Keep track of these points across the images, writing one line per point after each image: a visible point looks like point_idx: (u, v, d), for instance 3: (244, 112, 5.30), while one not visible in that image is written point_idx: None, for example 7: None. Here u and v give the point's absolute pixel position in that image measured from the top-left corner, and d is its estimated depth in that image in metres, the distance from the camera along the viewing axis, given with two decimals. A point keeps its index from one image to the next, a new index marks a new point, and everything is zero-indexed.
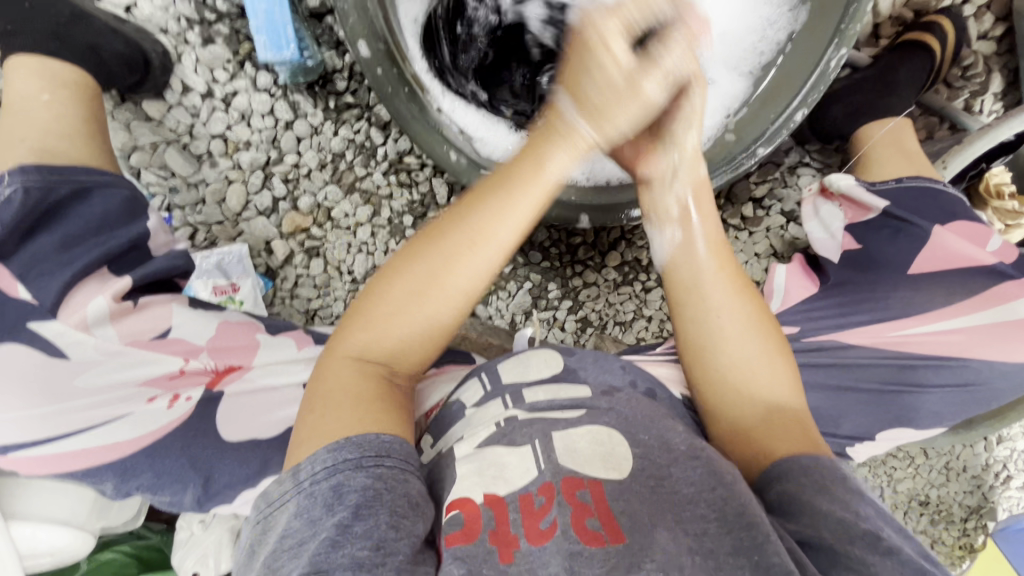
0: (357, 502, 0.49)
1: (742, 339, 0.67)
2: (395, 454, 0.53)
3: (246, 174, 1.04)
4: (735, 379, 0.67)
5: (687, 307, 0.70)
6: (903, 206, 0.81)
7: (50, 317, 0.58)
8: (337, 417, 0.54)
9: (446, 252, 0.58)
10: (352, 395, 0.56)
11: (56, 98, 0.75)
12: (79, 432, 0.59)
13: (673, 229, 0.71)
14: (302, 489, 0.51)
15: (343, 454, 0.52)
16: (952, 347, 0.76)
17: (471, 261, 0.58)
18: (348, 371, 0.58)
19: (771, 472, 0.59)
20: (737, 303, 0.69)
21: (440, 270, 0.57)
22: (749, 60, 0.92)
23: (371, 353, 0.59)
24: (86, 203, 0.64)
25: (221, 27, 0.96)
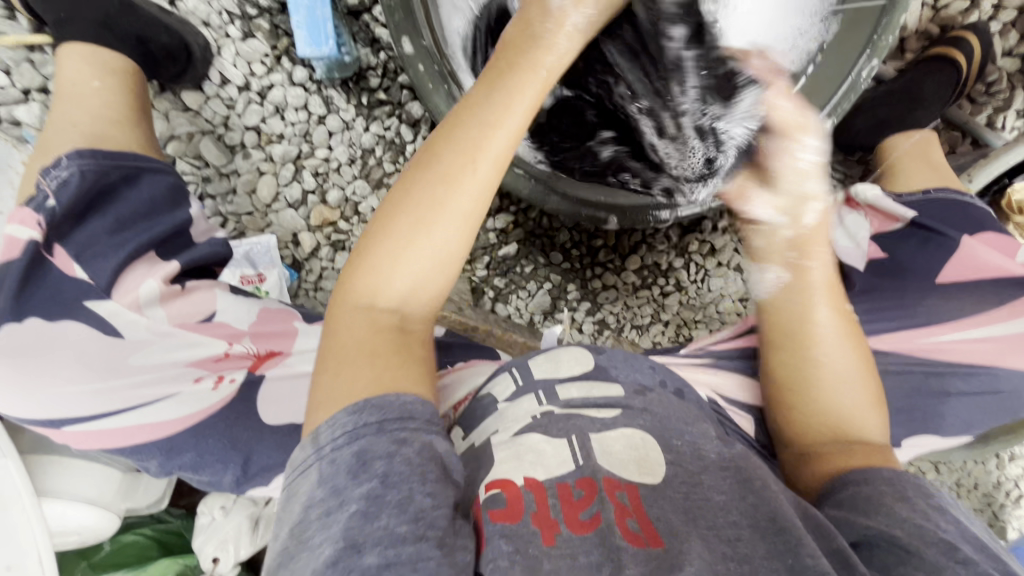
0: (383, 470, 0.48)
1: (851, 383, 0.66)
2: (421, 416, 0.52)
3: (278, 166, 1.06)
4: (835, 421, 0.66)
5: (793, 337, 0.68)
6: (931, 216, 0.83)
7: (106, 297, 0.61)
8: (359, 376, 0.53)
9: (439, 174, 0.57)
10: (366, 343, 0.56)
11: (106, 85, 0.77)
12: (133, 407, 0.61)
13: (780, 272, 0.70)
14: (323, 455, 0.50)
15: (363, 418, 0.51)
16: (981, 355, 0.76)
17: (465, 171, 0.58)
18: (360, 321, 0.57)
19: (845, 477, 0.60)
20: (849, 350, 0.68)
21: (426, 206, 0.57)
22: None
23: (380, 303, 0.58)
24: (135, 188, 0.67)
25: (262, 22, 0.98)
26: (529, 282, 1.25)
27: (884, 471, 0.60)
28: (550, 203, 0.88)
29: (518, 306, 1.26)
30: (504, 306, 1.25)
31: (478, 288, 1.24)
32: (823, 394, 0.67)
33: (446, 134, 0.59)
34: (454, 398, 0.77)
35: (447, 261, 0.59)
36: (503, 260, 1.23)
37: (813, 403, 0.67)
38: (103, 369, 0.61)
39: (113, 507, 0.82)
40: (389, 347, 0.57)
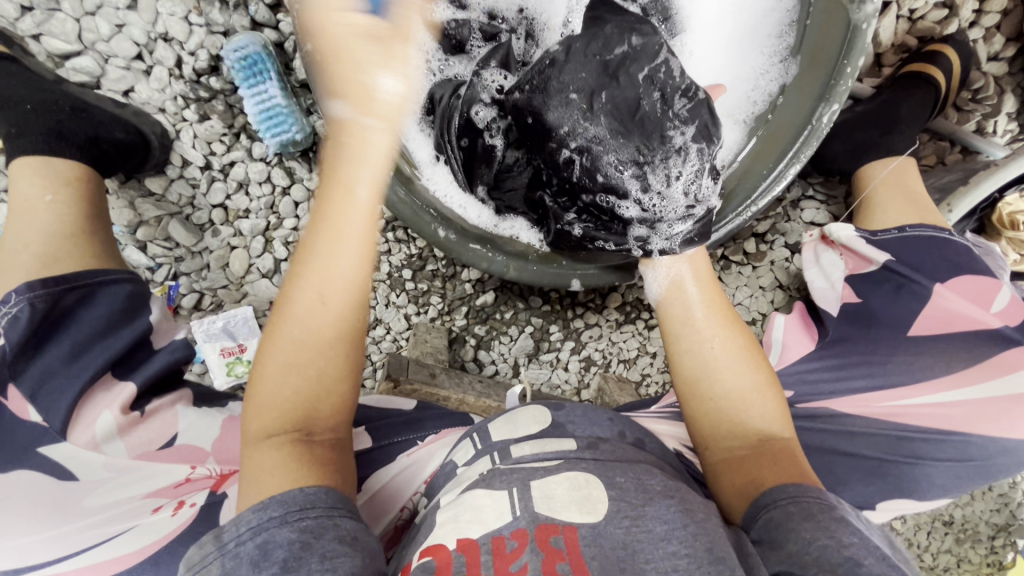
0: (285, 557, 0.46)
1: (733, 368, 0.72)
2: (321, 503, 0.51)
3: (248, 240, 1.06)
4: (728, 409, 0.71)
5: (682, 339, 0.76)
6: (905, 261, 0.80)
7: (61, 439, 0.64)
8: (262, 488, 0.52)
9: (308, 287, 0.60)
10: (268, 460, 0.54)
11: (58, 197, 0.79)
12: (78, 552, 0.55)
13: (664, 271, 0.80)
14: (228, 552, 0.47)
15: (271, 513, 0.49)
16: (950, 420, 0.71)
17: (334, 273, 0.60)
18: (268, 443, 0.56)
19: (760, 502, 0.60)
20: (726, 333, 0.75)
21: (309, 322, 0.60)
22: (742, 109, 0.91)
23: (282, 414, 0.58)
24: (92, 306, 0.72)
25: (216, 104, 0.96)
26: (510, 327, 1.25)
27: (794, 488, 0.60)
28: (511, 273, 0.89)
29: (500, 352, 1.25)
30: (486, 352, 1.25)
31: (458, 335, 1.24)
32: (719, 394, 0.72)
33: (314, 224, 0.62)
34: (425, 470, 0.77)
35: (324, 344, 0.60)
36: (482, 308, 1.22)
37: (712, 403, 0.72)
38: (55, 513, 0.58)
39: None
40: (288, 454, 0.55)
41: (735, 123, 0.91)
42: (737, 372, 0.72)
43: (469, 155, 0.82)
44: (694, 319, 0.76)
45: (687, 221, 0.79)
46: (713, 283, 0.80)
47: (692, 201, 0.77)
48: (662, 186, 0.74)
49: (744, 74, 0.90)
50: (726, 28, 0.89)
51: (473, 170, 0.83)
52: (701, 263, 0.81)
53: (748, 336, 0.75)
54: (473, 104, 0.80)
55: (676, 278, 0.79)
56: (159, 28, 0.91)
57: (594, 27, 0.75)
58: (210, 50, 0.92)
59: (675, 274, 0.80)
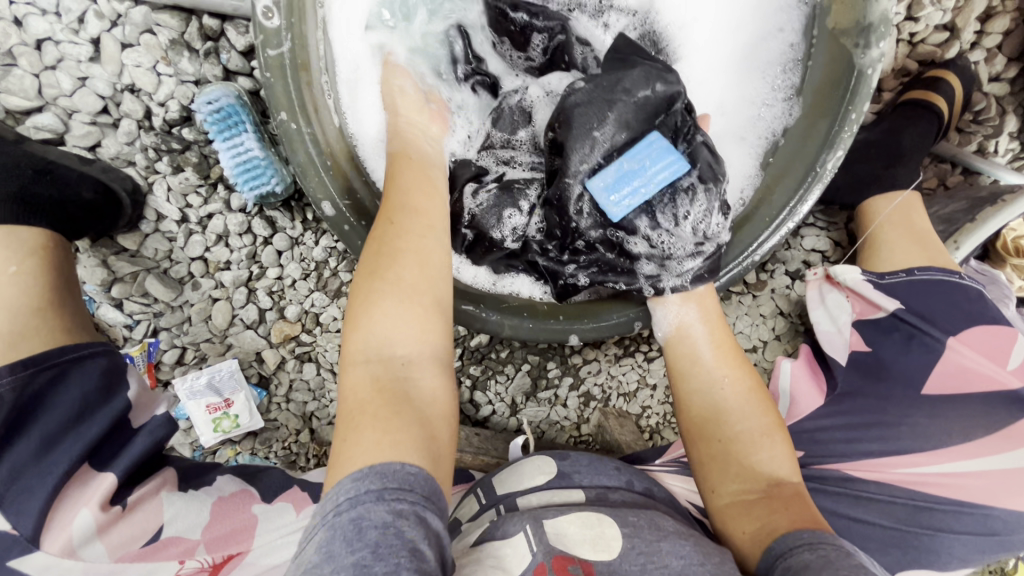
0: (377, 540, 0.47)
1: (744, 409, 0.72)
2: (418, 488, 0.52)
3: (230, 291, 1.02)
4: (740, 451, 0.70)
5: (692, 378, 0.75)
6: (915, 308, 0.78)
7: (34, 549, 0.58)
8: (364, 444, 0.55)
9: (402, 249, 0.65)
10: (369, 405, 0.58)
11: (24, 268, 0.74)
12: None
13: (677, 308, 0.77)
14: (328, 521, 0.50)
15: (367, 485, 0.51)
16: (978, 494, 0.67)
17: (427, 244, 0.66)
18: (368, 377, 0.60)
19: (773, 552, 0.59)
20: (737, 375, 0.75)
21: (406, 273, 0.64)
22: (753, 129, 0.84)
23: (383, 352, 0.62)
24: (63, 390, 0.67)
25: (189, 155, 0.91)
26: (507, 366, 1.21)
27: (807, 533, 0.59)
28: (505, 331, 0.84)
29: (497, 392, 1.22)
30: (483, 393, 1.22)
31: (453, 377, 1.20)
32: (729, 436, 0.71)
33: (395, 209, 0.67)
34: None
35: (421, 303, 0.64)
36: (477, 347, 1.19)
37: (721, 443, 0.71)
38: None
39: None
40: (387, 408, 0.58)
41: (745, 144, 0.84)
42: (747, 414, 0.72)
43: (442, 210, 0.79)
44: (705, 361, 0.75)
45: (694, 260, 0.74)
46: (722, 321, 0.78)
47: (701, 239, 0.72)
48: (670, 225, 0.70)
49: (748, 97, 0.84)
50: (724, 51, 0.83)
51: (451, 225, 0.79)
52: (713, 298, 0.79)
53: (755, 377, 0.75)
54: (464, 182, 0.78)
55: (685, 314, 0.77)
56: (125, 79, 0.86)
57: (622, 68, 0.71)
58: (181, 100, 0.88)
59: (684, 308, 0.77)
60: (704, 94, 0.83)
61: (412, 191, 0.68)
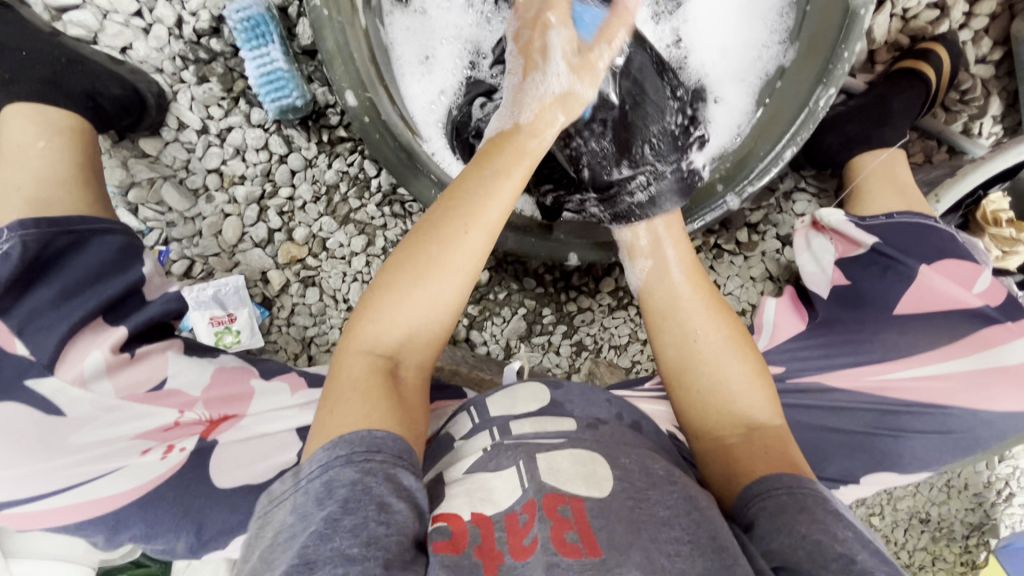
0: (345, 496, 0.53)
1: (719, 361, 0.69)
2: (387, 449, 0.56)
3: (242, 208, 1.05)
4: (716, 408, 0.68)
5: (666, 329, 0.73)
6: (893, 245, 0.81)
7: (49, 373, 0.62)
8: (348, 413, 0.58)
9: (439, 247, 0.63)
10: (360, 387, 0.61)
11: (52, 144, 0.76)
12: (69, 488, 0.60)
13: (644, 259, 0.77)
14: (299, 487, 0.55)
15: (337, 451, 0.56)
16: (935, 393, 0.75)
17: (469, 248, 0.63)
18: (361, 364, 0.63)
19: (750, 490, 0.60)
20: (713, 322, 0.72)
21: (434, 273, 0.63)
22: (754, 70, 0.91)
23: (381, 345, 0.64)
24: (84, 254, 0.68)
25: (215, 66, 0.96)
26: (503, 308, 1.25)
27: (785, 477, 0.60)
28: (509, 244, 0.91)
29: (492, 333, 1.26)
30: (479, 333, 1.26)
31: None
32: (705, 386, 0.69)
33: (445, 206, 0.65)
34: None
35: (445, 308, 0.65)
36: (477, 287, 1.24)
37: (698, 395, 0.69)
38: (45, 451, 0.60)
39: (86, 560, 0.82)
40: (374, 387, 0.62)
41: (744, 85, 0.92)
42: (723, 363, 0.69)
43: (455, 124, 0.84)
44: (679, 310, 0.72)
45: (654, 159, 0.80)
46: (694, 265, 0.76)
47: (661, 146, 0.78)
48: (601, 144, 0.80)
49: (749, 42, 0.91)
50: None
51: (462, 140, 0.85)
52: (684, 243, 0.77)
53: (733, 323, 0.72)
54: (475, 96, 0.84)
55: (655, 258, 0.76)
56: None
57: None
58: (212, 10, 0.94)
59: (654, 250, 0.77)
60: (704, 40, 0.92)
61: (478, 205, 0.63)
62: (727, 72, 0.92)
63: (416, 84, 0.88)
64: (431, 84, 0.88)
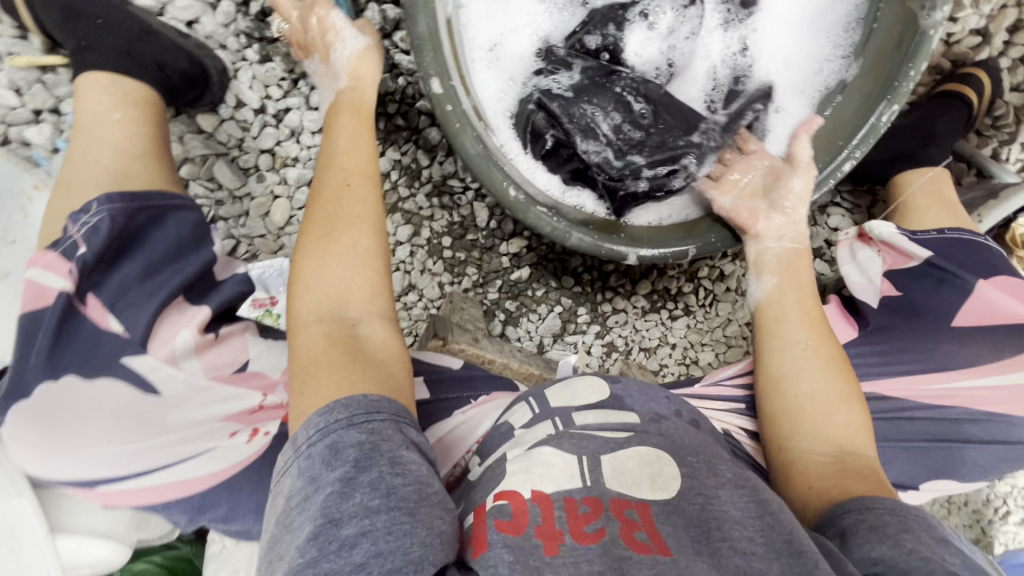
0: (356, 457, 0.52)
1: (820, 373, 0.75)
2: (385, 410, 0.56)
3: (292, 189, 1.04)
4: (809, 415, 0.72)
5: (775, 335, 0.80)
6: (946, 257, 0.84)
7: (142, 351, 0.59)
8: (321, 382, 0.58)
9: (323, 221, 0.69)
10: (323, 356, 0.61)
11: (127, 116, 0.75)
12: (157, 470, 0.56)
13: (770, 277, 0.86)
14: (301, 452, 0.53)
15: (335, 416, 0.55)
16: (998, 404, 0.79)
17: (358, 194, 0.71)
18: (317, 338, 0.63)
19: (844, 505, 0.61)
20: (819, 337, 0.78)
21: (336, 220, 0.69)
22: (816, 82, 0.93)
23: (327, 310, 0.65)
24: (161, 228, 0.66)
25: (280, 45, 0.96)
26: (540, 305, 1.24)
27: (885, 500, 0.60)
28: (571, 241, 0.84)
29: (528, 329, 1.25)
30: (514, 329, 1.25)
31: (489, 309, 1.22)
32: (805, 392, 0.74)
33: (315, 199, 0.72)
34: (476, 432, 0.78)
35: (367, 255, 0.68)
36: (516, 283, 1.22)
37: (796, 399, 0.74)
38: (138, 427, 0.57)
39: (126, 539, 0.82)
40: (338, 352, 0.61)
41: (804, 97, 0.94)
42: (824, 377, 0.74)
43: (531, 120, 0.86)
44: (790, 322, 0.80)
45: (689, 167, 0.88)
46: (814, 294, 0.84)
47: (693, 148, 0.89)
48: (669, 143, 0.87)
49: (812, 56, 0.94)
50: (794, 9, 0.94)
51: (534, 132, 0.86)
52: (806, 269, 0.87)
53: (837, 348, 0.77)
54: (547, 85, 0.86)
55: (783, 276, 0.85)
56: None
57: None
58: None
59: (783, 265, 0.86)
60: (769, 51, 0.95)
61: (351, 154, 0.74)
62: (790, 81, 0.94)
63: (487, 71, 0.87)
64: (506, 74, 0.88)
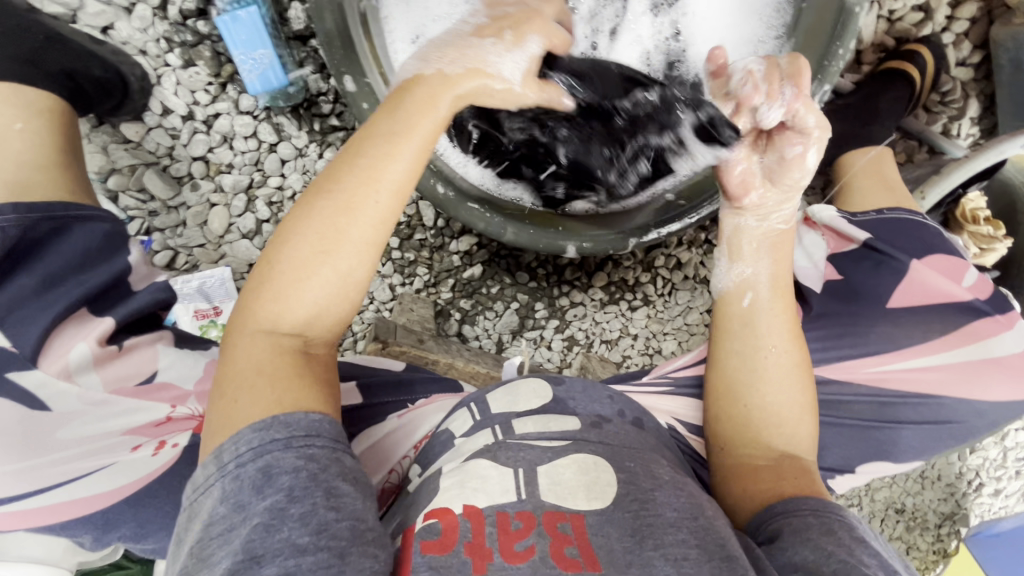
0: (290, 485, 0.48)
1: (782, 383, 0.69)
2: (327, 434, 0.53)
3: (229, 197, 1.01)
4: (761, 420, 0.69)
5: (736, 339, 0.72)
6: (884, 239, 0.83)
7: (30, 366, 0.59)
8: (252, 399, 0.53)
9: (337, 207, 0.57)
10: (263, 372, 0.55)
11: (30, 127, 0.71)
12: (51, 488, 0.57)
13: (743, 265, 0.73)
14: (227, 472, 0.49)
15: (271, 435, 0.51)
16: (929, 384, 0.79)
17: (367, 212, 0.57)
18: (261, 348, 0.56)
19: (772, 510, 0.61)
20: (790, 345, 0.70)
21: (329, 232, 0.57)
22: None
23: (282, 326, 0.58)
24: (66, 240, 0.65)
25: (202, 49, 0.93)
26: (496, 302, 1.23)
27: (811, 502, 0.61)
28: (507, 236, 0.86)
29: (485, 328, 1.23)
30: (472, 327, 1.23)
31: (443, 309, 1.22)
32: (756, 402, 0.69)
33: (346, 160, 0.58)
34: (416, 435, 0.76)
35: (352, 289, 0.59)
36: (469, 281, 1.21)
37: (749, 404, 0.69)
38: (27, 445, 0.57)
39: (64, 563, 0.79)
40: (288, 373, 0.56)
41: None
42: (784, 386, 0.69)
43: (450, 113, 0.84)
44: (759, 327, 0.70)
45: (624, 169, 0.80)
46: (787, 287, 0.72)
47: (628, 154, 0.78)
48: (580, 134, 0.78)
49: (746, 37, 0.92)
50: None
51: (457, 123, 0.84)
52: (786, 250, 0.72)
53: (806, 357, 0.71)
54: None
55: (754, 270, 0.72)
56: None
57: None
58: None
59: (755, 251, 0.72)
60: (701, 34, 0.93)
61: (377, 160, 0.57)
62: (728, 63, 0.92)
63: None
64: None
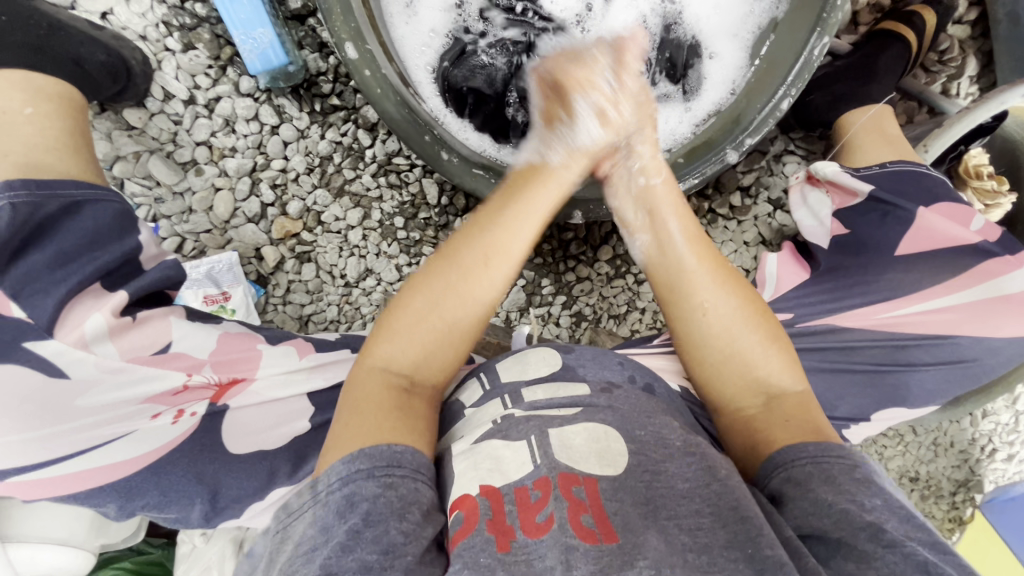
0: (368, 510, 0.49)
1: (732, 330, 0.67)
2: (408, 465, 0.52)
3: (233, 180, 1.02)
4: (733, 372, 0.67)
5: (676, 306, 0.70)
6: (887, 189, 0.82)
7: (48, 337, 0.59)
8: (360, 426, 0.55)
9: (461, 272, 0.63)
10: (376, 403, 0.57)
11: (39, 112, 0.70)
12: (75, 455, 0.59)
13: (644, 235, 0.74)
14: (320, 500, 0.51)
15: (358, 467, 0.52)
16: (942, 325, 0.79)
17: (490, 278, 0.64)
18: (374, 382, 0.60)
19: (773, 460, 0.59)
20: (726, 293, 0.69)
21: (460, 284, 0.63)
22: (748, 24, 0.91)
23: (395, 368, 0.61)
24: (76, 218, 0.64)
25: (201, 32, 0.95)
26: None
27: (811, 447, 0.58)
28: None
29: None
30: None
31: None
32: (719, 356, 0.68)
33: (470, 233, 0.65)
34: None
35: (458, 339, 0.64)
36: None
37: (710, 365, 0.68)
38: (46, 414, 0.58)
39: (86, 544, 0.81)
40: (393, 403, 0.58)
41: (737, 40, 0.92)
42: (737, 332, 0.67)
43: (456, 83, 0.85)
44: (688, 283, 0.69)
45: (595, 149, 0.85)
46: (701, 237, 0.72)
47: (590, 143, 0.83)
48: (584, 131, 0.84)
49: None
50: None
51: (454, 95, 0.85)
52: (673, 189, 0.74)
53: (747, 295, 0.69)
54: (465, 54, 0.87)
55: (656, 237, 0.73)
56: None
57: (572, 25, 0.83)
58: None
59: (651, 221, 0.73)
60: None
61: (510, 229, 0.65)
62: (721, 25, 0.93)
63: (405, 28, 0.85)
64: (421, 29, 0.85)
